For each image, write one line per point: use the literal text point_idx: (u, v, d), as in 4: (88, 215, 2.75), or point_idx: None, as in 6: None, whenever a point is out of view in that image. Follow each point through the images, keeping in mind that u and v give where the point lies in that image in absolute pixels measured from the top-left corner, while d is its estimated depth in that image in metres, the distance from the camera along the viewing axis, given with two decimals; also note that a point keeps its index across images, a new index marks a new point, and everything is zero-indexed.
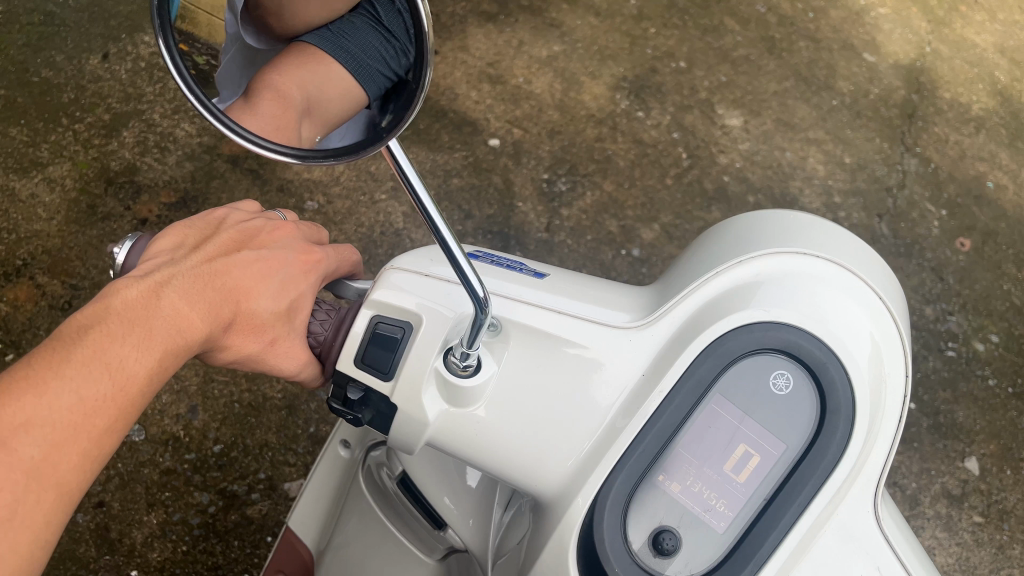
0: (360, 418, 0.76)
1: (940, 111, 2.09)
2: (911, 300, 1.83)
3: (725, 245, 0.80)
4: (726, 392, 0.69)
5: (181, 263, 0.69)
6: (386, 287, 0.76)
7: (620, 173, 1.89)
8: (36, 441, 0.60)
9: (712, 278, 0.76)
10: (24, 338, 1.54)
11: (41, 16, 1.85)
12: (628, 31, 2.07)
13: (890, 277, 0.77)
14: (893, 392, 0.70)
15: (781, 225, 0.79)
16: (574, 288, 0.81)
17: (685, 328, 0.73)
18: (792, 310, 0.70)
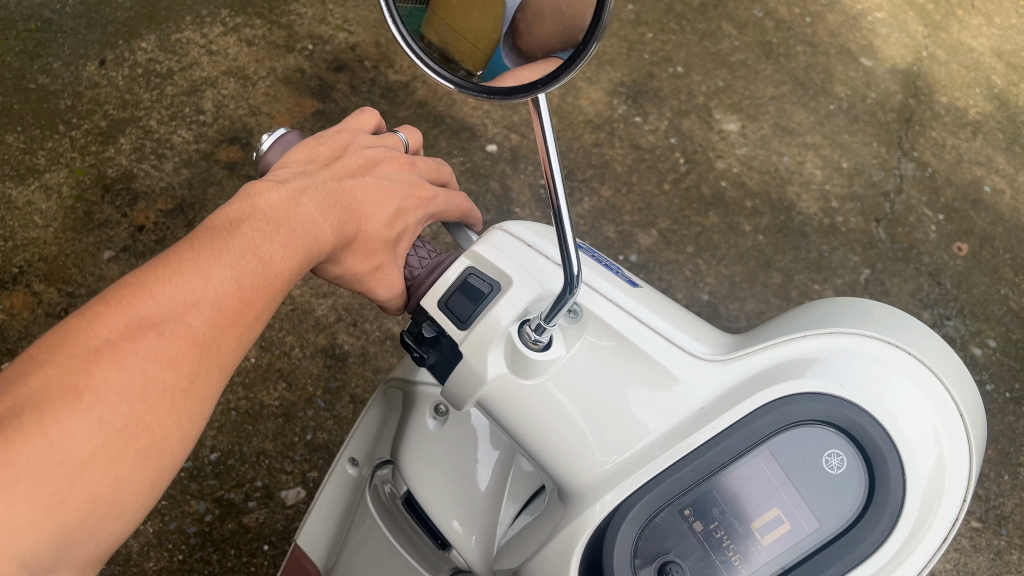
0: (425, 359, 0.73)
1: (936, 116, 2.09)
2: (909, 306, 1.83)
3: (824, 309, 0.75)
4: (775, 452, 0.65)
5: (313, 175, 0.74)
6: (489, 243, 0.73)
7: (618, 178, 1.89)
8: (205, 317, 0.63)
9: (798, 338, 0.71)
10: (20, 346, 1.52)
11: (38, 22, 1.84)
12: (626, 36, 2.08)
13: (977, 408, 0.71)
14: (948, 509, 0.64)
15: (882, 311, 0.73)
16: (665, 309, 0.77)
17: (759, 375, 0.69)
18: (867, 394, 0.65)
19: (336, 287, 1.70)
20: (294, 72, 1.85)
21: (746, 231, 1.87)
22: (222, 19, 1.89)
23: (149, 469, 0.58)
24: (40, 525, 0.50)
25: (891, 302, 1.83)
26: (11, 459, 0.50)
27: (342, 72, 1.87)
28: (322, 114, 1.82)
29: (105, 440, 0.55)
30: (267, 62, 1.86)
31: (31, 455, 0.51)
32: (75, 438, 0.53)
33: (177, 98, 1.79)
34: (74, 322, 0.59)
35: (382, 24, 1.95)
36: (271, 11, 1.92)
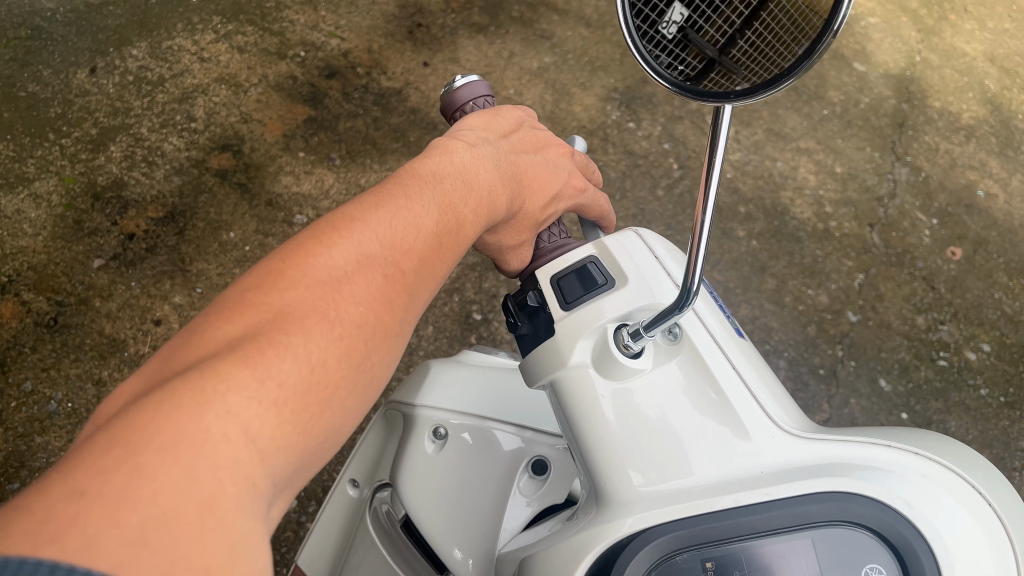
0: (517, 327, 0.78)
1: (930, 120, 2.09)
2: (902, 310, 1.83)
3: (927, 434, 0.68)
4: (819, 541, 0.59)
5: (491, 145, 0.78)
6: (620, 242, 0.78)
7: (611, 184, 1.88)
8: (413, 263, 0.64)
9: (885, 445, 0.64)
10: (8, 356, 1.51)
11: (28, 30, 1.84)
12: (620, 42, 2.07)
13: None
14: None
15: (984, 461, 0.65)
16: (762, 370, 0.74)
17: (830, 464, 0.63)
18: (934, 528, 0.58)
19: None
20: (286, 79, 1.85)
21: (739, 237, 1.87)
22: (213, 26, 1.89)
23: (364, 407, 0.57)
24: (298, 439, 0.49)
25: (885, 306, 1.83)
26: (281, 371, 0.49)
27: (334, 78, 1.87)
28: (314, 121, 1.81)
29: (343, 367, 0.55)
30: (259, 69, 1.85)
31: (294, 372, 0.50)
32: (322, 362, 0.53)
33: (169, 105, 1.79)
34: (302, 252, 0.59)
35: (375, 30, 1.96)
36: (264, 18, 1.93)
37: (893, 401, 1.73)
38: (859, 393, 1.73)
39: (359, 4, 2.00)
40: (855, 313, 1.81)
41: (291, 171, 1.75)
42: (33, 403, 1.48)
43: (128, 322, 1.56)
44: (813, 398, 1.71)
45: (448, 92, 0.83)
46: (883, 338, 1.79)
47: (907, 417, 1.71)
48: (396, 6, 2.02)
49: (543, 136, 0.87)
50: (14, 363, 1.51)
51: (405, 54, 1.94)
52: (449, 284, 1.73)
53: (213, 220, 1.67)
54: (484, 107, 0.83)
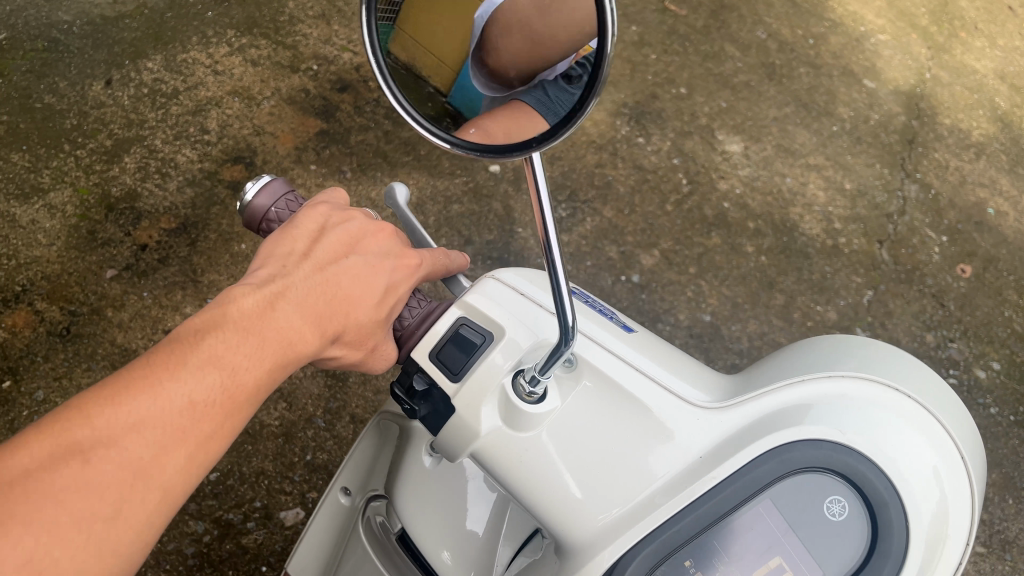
0: (416, 411, 0.73)
1: (940, 137, 2.10)
2: (912, 327, 1.82)
3: (827, 345, 0.75)
4: (777, 501, 0.65)
5: (294, 273, 0.68)
6: (482, 293, 0.76)
7: (620, 200, 1.88)
8: (155, 433, 0.57)
9: (798, 382, 0.71)
10: (21, 365, 1.52)
11: (45, 42, 1.86)
12: (629, 58, 2.09)
13: (974, 430, 0.72)
14: (957, 548, 0.65)
15: (883, 349, 0.73)
16: (659, 354, 0.78)
17: (758, 423, 0.69)
18: (871, 439, 0.65)
19: None
20: (298, 92, 1.87)
21: (748, 252, 1.86)
22: (228, 39, 1.91)
23: None
24: None
25: (894, 323, 1.82)
26: None
27: (346, 91, 1.89)
28: (326, 134, 1.83)
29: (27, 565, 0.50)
30: (272, 82, 1.87)
31: None
32: None
33: (182, 117, 1.80)
34: (25, 438, 0.55)
35: None
36: (277, 32, 1.94)
37: None
38: None
39: None
40: (864, 330, 1.81)
41: (303, 184, 1.76)
42: (45, 412, 1.49)
43: (140, 332, 1.57)
44: None
45: (247, 210, 0.73)
46: None
47: None
48: None
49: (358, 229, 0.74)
50: (28, 372, 1.52)
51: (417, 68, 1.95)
52: None
53: (225, 231, 1.69)
54: (290, 211, 0.74)
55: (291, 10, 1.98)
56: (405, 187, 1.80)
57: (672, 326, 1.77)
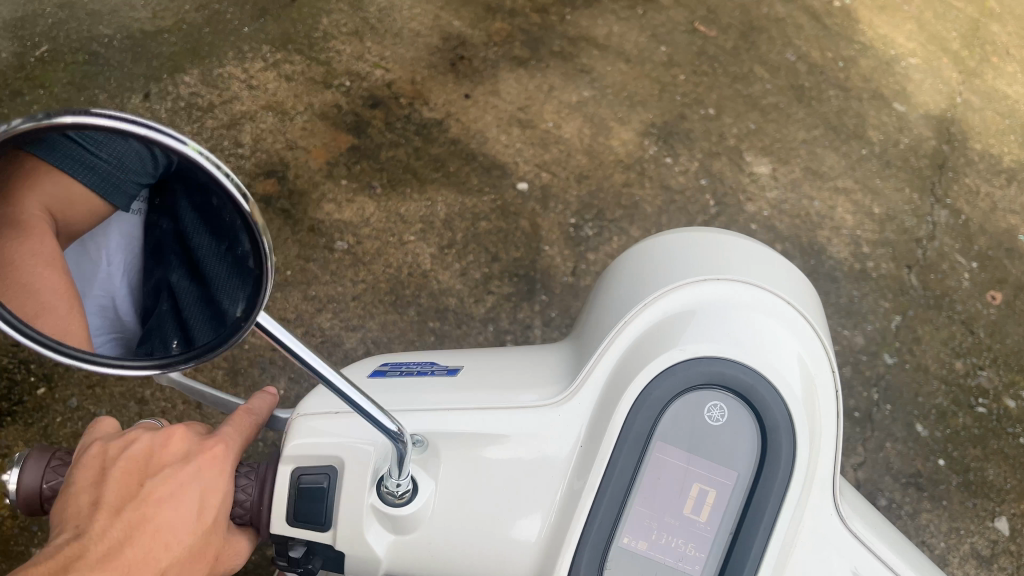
0: (312, 567, 0.86)
1: (970, 162, 2.09)
2: (941, 354, 1.81)
3: (633, 289, 0.96)
4: (664, 437, 0.84)
5: (92, 523, 0.66)
6: (298, 442, 0.88)
7: (647, 220, 1.88)
8: None
9: (624, 331, 0.91)
10: (56, 372, 1.54)
11: (85, 55, 1.89)
12: (657, 78, 2.10)
13: (779, 265, 0.95)
14: (823, 389, 0.86)
15: (670, 268, 0.94)
16: (483, 383, 0.95)
17: (609, 389, 0.88)
18: (711, 343, 0.84)
19: (365, 320, 1.68)
20: (330, 108, 1.90)
21: None
22: (263, 54, 1.94)
23: None
24: None
25: (923, 349, 1.81)
26: None
27: (377, 108, 1.92)
28: (357, 149, 1.85)
29: None
30: (305, 97, 1.90)
31: None
32: None
33: (217, 132, 1.83)
34: None
35: (418, 62, 2.01)
36: (310, 48, 1.97)
37: (931, 447, 1.71)
38: (895, 437, 1.71)
39: (403, 35, 2.04)
40: (891, 355, 1.79)
41: (334, 199, 1.78)
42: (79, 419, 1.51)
43: None
44: (847, 441, 1.69)
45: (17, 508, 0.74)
46: (920, 382, 1.77)
47: (945, 464, 1.70)
48: (440, 38, 2.06)
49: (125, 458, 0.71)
50: (63, 380, 1.54)
51: (447, 86, 1.98)
52: (484, 313, 1.73)
53: None
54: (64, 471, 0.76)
55: (325, 27, 2.00)
56: (434, 203, 1.82)
57: None
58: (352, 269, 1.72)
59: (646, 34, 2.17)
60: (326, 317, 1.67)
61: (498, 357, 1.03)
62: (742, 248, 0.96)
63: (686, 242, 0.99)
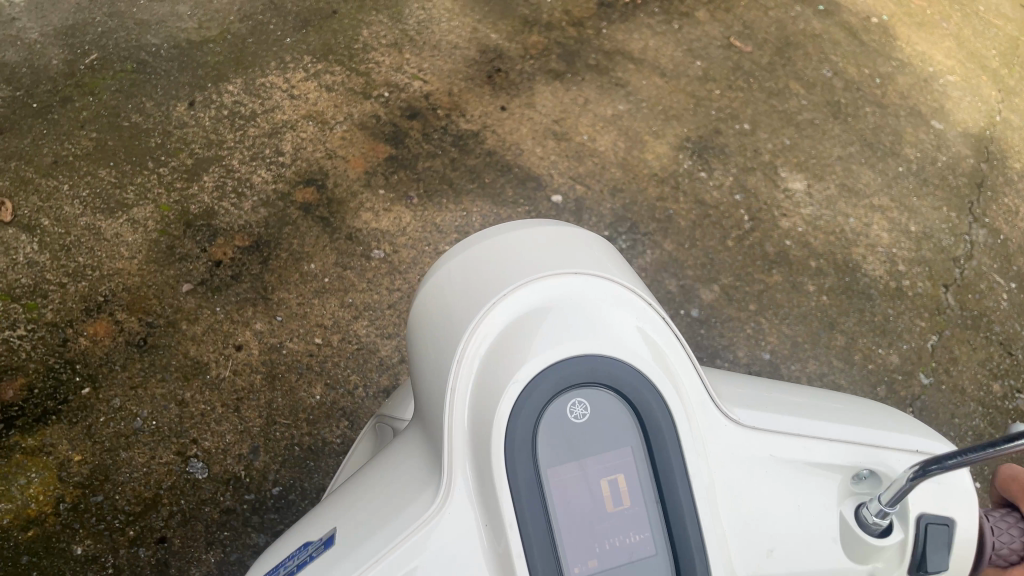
0: None
1: (1009, 181, 2.07)
2: (978, 375, 1.79)
3: (435, 338, 0.88)
4: (550, 462, 0.78)
5: None
6: None
7: (682, 233, 1.88)
8: None
9: (453, 390, 0.83)
10: (100, 373, 1.56)
11: (133, 63, 1.94)
12: (693, 92, 2.10)
13: (543, 231, 0.93)
14: (650, 322, 0.85)
15: (457, 300, 0.88)
16: (362, 525, 0.82)
17: (472, 447, 0.80)
18: (542, 353, 0.80)
19: (400, 328, 1.68)
20: (369, 118, 1.93)
21: (809, 291, 1.84)
22: (304, 65, 1.98)
23: None
24: None
25: (960, 370, 1.78)
26: None
27: (415, 119, 1.94)
28: (395, 159, 1.88)
29: None
30: (345, 107, 1.93)
31: None
32: None
33: (259, 139, 1.86)
34: None
35: (456, 74, 2.03)
36: (351, 59, 2.01)
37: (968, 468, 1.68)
38: None
39: (442, 47, 2.07)
40: (927, 375, 1.77)
41: (371, 207, 1.81)
42: (120, 419, 1.53)
43: (211, 345, 1.62)
44: None
45: None
46: (956, 403, 1.75)
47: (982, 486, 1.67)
48: (478, 50, 2.08)
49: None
50: (107, 381, 1.56)
51: (484, 97, 2.00)
52: None
53: (296, 251, 1.73)
54: None
55: (365, 38, 2.04)
56: (469, 214, 1.83)
57: (731, 362, 1.73)
58: (388, 277, 1.73)
59: (682, 49, 2.18)
60: (362, 324, 1.67)
61: (361, 490, 0.90)
62: (506, 238, 0.92)
63: (449, 268, 0.93)
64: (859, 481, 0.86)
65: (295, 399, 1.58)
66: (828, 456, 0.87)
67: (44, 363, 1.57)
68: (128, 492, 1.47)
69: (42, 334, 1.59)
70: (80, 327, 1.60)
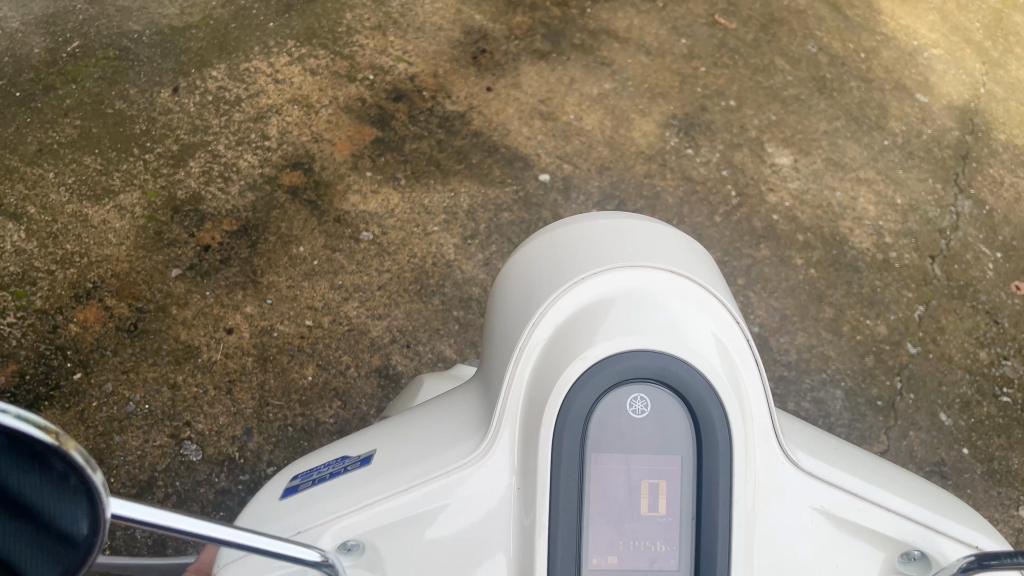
0: None
1: (994, 153, 2.09)
2: (965, 344, 1.80)
3: (518, 301, 0.90)
4: (597, 448, 0.81)
5: None
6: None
7: (669, 210, 1.88)
8: None
9: (521, 352, 0.85)
10: (91, 358, 1.57)
11: (116, 50, 1.93)
12: (678, 70, 2.11)
13: (658, 229, 0.91)
14: (737, 343, 0.83)
15: (549, 268, 0.89)
16: (401, 456, 0.88)
17: (523, 415, 0.84)
18: (611, 339, 0.80)
19: (390, 309, 1.68)
20: (355, 101, 1.92)
21: (797, 264, 1.85)
22: (288, 49, 1.97)
23: None
24: None
25: (946, 339, 1.80)
26: None
27: (401, 101, 1.94)
28: (381, 141, 1.88)
29: None
30: (330, 90, 1.93)
31: None
32: None
33: (244, 124, 1.86)
34: None
35: (441, 55, 2.03)
36: (335, 42, 2.00)
37: (955, 435, 1.70)
38: (919, 425, 1.70)
39: (426, 29, 2.07)
40: (914, 345, 1.78)
41: (359, 190, 1.81)
42: (113, 404, 1.53)
43: (202, 329, 1.62)
44: (870, 429, 1.68)
45: None
46: (944, 371, 1.76)
47: (969, 452, 1.69)
48: (462, 31, 2.08)
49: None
50: (98, 366, 1.56)
51: (469, 79, 2.00)
52: None
53: (284, 235, 1.73)
54: None
55: (349, 21, 2.03)
56: (457, 194, 1.83)
57: None
58: (377, 258, 1.73)
59: (666, 26, 2.18)
60: (352, 305, 1.68)
61: (405, 423, 0.95)
62: (613, 227, 0.92)
63: (553, 237, 0.94)
64: (907, 562, 0.85)
65: (287, 381, 1.59)
66: (883, 526, 0.84)
67: (34, 349, 1.56)
68: (123, 475, 1.48)
69: (31, 321, 1.59)
70: (70, 314, 1.60)
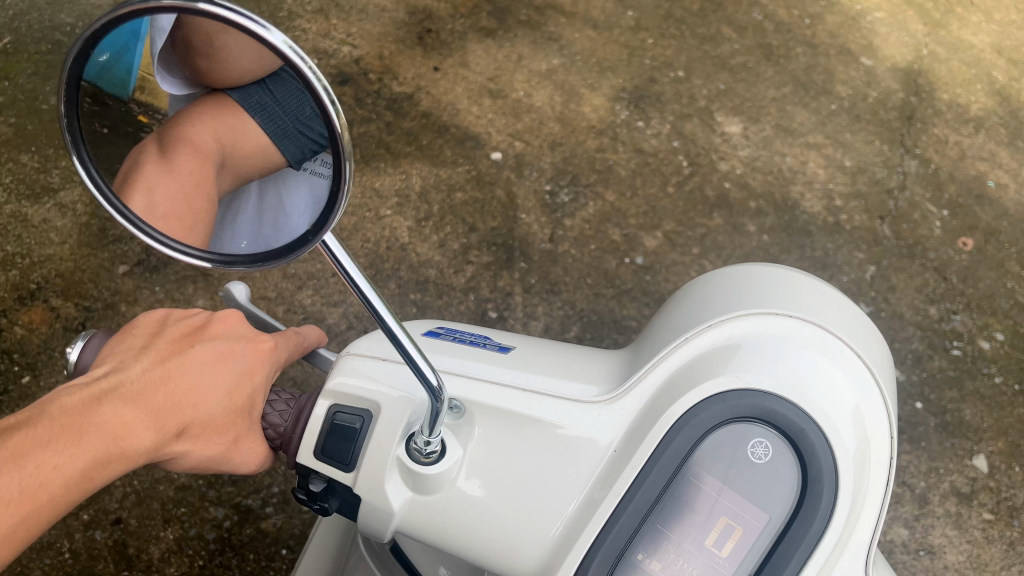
0: (327, 507, 0.84)
1: (939, 112, 2.12)
2: (915, 302, 1.84)
3: (706, 305, 0.89)
4: (702, 459, 0.76)
5: (131, 366, 0.70)
6: (345, 381, 0.85)
7: (622, 182, 1.89)
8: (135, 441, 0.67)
9: (688, 340, 0.84)
10: (39, 360, 1.56)
11: (49, 44, 1.87)
12: (626, 42, 2.10)
13: (872, 333, 0.86)
14: (880, 456, 0.77)
15: (751, 291, 0.87)
16: (529, 364, 0.91)
17: (651, 401, 0.82)
18: (771, 375, 0.77)
19: (347, 295, 1.67)
20: None
21: (750, 231, 1.87)
22: None
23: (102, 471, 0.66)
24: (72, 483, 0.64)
25: (898, 297, 1.84)
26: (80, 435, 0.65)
27: (347, 85, 1.92)
28: None
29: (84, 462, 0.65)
30: None
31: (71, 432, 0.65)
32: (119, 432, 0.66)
33: None
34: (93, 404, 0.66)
35: (386, 37, 2.00)
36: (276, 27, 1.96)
37: (908, 391, 1.74)
38: None
39: (369, 10, 2.03)
40: (866, 305, 1.82)
41: None
42: None
43: None
44: None
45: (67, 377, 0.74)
46: (896, 329, 1.80)
47: (922, 406, 1.73)
48: (406, 11, 2.05)
49: (176, 116, 0.81)
50: (46, 367, 1.55)
51: (415, 60, 1.99)
52: (465, 283, 1.74)
53: None
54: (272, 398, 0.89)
55: (290, 6, 2.00)
56: (409, 176, 1.83)
57: None
58: None
59: None
60: (308, 294, 1.66)
61: (551, 349, 0.99)
62: (832, 299, 0.88)
63: (775, 274, 0.91)
64: None
65: None
66: None
67: None
68: None
69: None
70: (14, 317, 1.59)
